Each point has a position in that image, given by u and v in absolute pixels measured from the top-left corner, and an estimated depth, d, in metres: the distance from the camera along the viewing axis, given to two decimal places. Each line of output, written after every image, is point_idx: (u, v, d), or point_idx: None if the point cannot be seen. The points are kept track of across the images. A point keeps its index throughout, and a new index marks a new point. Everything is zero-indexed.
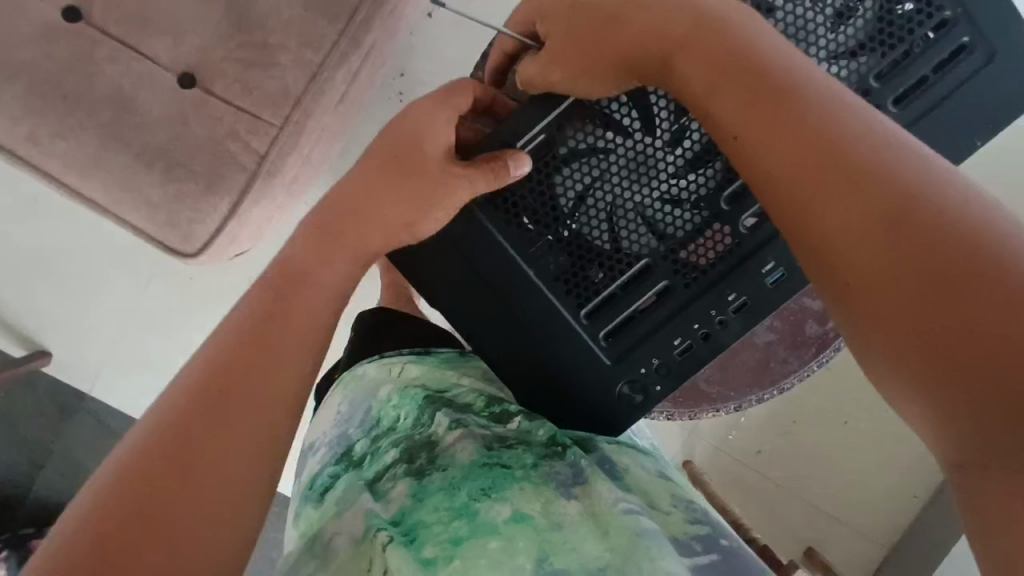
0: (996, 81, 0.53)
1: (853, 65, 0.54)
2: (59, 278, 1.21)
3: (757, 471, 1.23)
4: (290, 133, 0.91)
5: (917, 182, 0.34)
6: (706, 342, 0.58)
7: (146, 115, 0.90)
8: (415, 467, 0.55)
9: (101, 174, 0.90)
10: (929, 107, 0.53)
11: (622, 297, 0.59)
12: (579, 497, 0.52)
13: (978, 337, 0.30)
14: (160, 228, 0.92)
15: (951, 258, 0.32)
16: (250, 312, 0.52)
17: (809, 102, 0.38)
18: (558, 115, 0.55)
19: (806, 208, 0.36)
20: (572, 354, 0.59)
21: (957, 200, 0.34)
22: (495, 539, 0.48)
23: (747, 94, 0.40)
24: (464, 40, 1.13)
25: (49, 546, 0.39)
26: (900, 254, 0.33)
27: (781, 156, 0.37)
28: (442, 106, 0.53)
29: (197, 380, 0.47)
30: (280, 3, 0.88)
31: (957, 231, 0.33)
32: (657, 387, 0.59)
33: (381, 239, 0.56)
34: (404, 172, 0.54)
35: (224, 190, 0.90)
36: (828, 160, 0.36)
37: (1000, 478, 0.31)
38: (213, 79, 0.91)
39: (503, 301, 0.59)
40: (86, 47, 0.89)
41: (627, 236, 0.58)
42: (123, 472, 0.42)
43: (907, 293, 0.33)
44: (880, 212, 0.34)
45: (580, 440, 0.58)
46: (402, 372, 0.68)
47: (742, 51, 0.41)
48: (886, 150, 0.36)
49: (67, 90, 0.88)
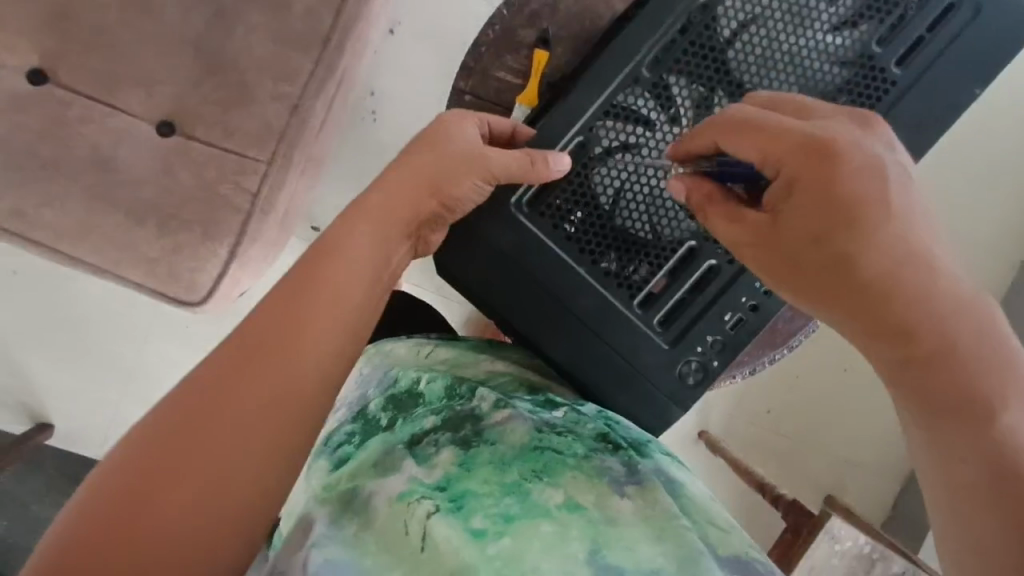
0: (987, 31, 0.58)
1: (854, 35, 0.60)
2: (52, 345, 1.18)
3: (771, 431, 1.26)
4: (279, 167, 0.89)
5: (960, 333, 0.40)
6: (756, 314, 0.61)
7: (130, 170, 0.89)
8: (460, 437, 0.52)
9: (94, 236, 0.89)
10: (929, 64, 0.59)
11: (670, 283, 0.62)
12: (632, 497, 0.49)
13: (991, 470, 0.39)
14: (162, 282, 0.91)
15: (971, 398, 0.40)
16: (287, 295, 0.49)
17: (882, 247, 0.40)
18: (588, 120, 0.61)
19: (875, 335, 0.42)
20: (634, 343, 0.61)
21: (987, 346, 0.40)
22: (547, 522, 0.46)
23: (831, 233, 0.41)
24: (432, 51, 1.13)
25: (72, 513, 0.43)
26: (944, 384, 0.40)
27: (841, 292, 0.42)
28: (465, 115, 0.59)
29: (213, 369, 0.46)
30: (251, 42, 0.87)
31: (983, 372, 0.40)
32: (715, 362, 0.62)
33: (410, 209, 0.54)
34: (437, 149, 0.56)
35: (222, 235, 0.89)
36: (886, 309, 0.41)
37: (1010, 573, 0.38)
38: (192, 124, 0.89)
39: (559, 301, 0.61)
40: (57, 110, 0.88)
41: (666, 224, 0.63)
42: (137, 454, 0.44)
43: (932, 423, 0.41)
44: (911, 358, 0.41)
45: (637, 443, 0.55)
46: (430, 352, 0.64)
47: (849, 192, 0.41)
48: (940, 300, 0.40)
49: (46, 156, 0.87)
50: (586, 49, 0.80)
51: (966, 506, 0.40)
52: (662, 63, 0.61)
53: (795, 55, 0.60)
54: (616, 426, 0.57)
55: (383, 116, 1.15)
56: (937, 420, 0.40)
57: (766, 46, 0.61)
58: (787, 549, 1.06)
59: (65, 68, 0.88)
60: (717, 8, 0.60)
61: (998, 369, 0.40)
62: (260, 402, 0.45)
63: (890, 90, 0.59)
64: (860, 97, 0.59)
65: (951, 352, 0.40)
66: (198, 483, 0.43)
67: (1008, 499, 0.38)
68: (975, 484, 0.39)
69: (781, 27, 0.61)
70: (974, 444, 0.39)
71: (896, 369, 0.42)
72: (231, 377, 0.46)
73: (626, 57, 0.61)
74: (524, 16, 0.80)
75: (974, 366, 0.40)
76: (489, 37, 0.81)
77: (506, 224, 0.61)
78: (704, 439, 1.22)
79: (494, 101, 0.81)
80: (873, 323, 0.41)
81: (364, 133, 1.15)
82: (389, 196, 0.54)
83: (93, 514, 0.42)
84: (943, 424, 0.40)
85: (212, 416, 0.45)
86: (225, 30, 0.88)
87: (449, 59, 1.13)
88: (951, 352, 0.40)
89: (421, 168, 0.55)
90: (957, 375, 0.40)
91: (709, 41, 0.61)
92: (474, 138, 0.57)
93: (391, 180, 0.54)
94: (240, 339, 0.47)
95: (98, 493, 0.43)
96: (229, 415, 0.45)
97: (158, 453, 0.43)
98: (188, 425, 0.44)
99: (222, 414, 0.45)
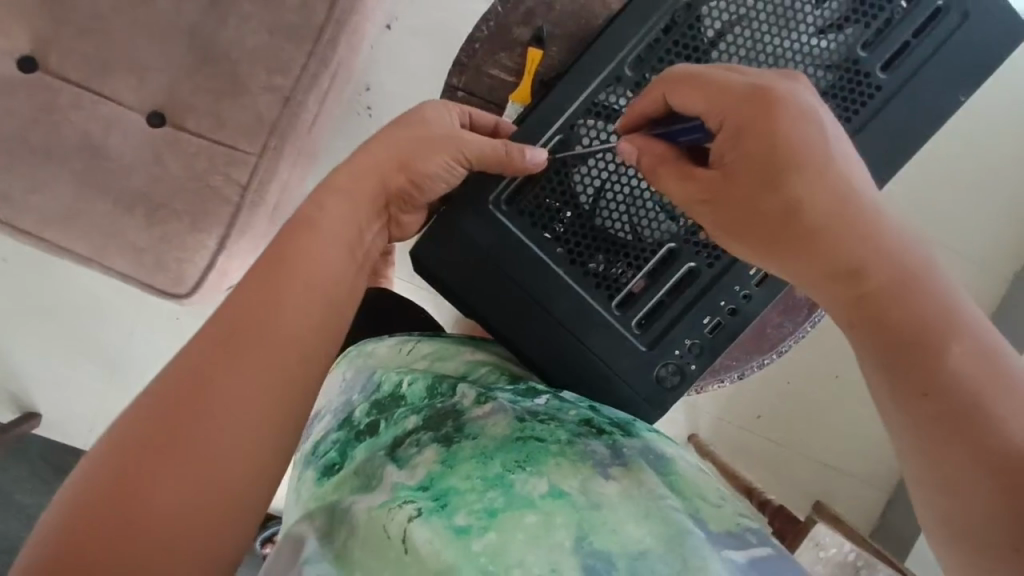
0: (972, 39, 0.58)
1: (839, 38, 0.60)
2: (40, 335, 1.18)
3: (760, 436, 1.25)
4: (269, 159, 0.88)
5: (911, 268, 0.40)
6: (735, 316, 0.61)
7: (119, 159, 0.88)
8: (441, 434, 0.51)
9: (81, 224, 0.88)
10: (914, 70, 0.59)
11: (651, 284, 0.62)
12: (618, 478, 0.48)
13: (952, 402, 0.37)
14: (149, 273, 0.90)
15: (923, 326, 0.39)
16: (255, 276, 0.49)
17: (824, 192, 0.42)
18: (567, 119, 0.61)
19: (822, 287, 0.43)
20: (612, 345, 0.61)
21: (941, 285, 0.40)
22: (531, 512, 0.45)
23: (780, 182, 0.42)
24: (428, 48, 1.12)
25: (47, 526, 0.41)
26: (897, 321, 0.39)
27: (794, 244, 0.43)
28: (449, 104, 0.61)
29: (189, 367, 0.45)
30: (244, 33, 0.87)
31: (935, 302, 0.39)
32: (692, 365, 0.61)
33: (376, 186, 0.56)
34: (411, 130, 0.57)
35: (211, 225, 0.88)
36: (830, 252, 0.42)
37: (995, 503, 0.36)
38: (184, 114, 0.89)
39: (537, 299, 0.60)
40: (48, 97, 0.87)
41: (646, 226, 0.62)
42: (110, 459, 0.42)
43: (889, 359, 0.39)
44: (856, 299, 0.41)
45: (622, 424, 0.55)
46: (413, 348, 0.63)
47: (794, 144, 0.42)
48: (884, 241, 0.41)
49: (34, 142, 0.86)
50: (580, 47, 0.80)
51: (937, 448, 0.38)
52: (645, 62, 0.61)
53: (780, 56, 0.60)
54: (601, 409, 0.57)
55: (378, 111, 1.14)
56: (893, 355, 0.39)
57: (751, 47, 0.60)
58: None
59: (57, 55, 0.88)
60: (702, 8, 0.60)
61: (948, 301, 0.39)
62: (246, 388, 0.45)
63: (875, 95, 0.59)
64: (845, 100, 0.59)
65: (902, 281, 0.40)
66: (190, 466, 0.42)
67: (973, 430, 0.37)
68: (942, 422, 0.37)
69: (766, 28, 0.60)
70: (929, 376, 0.38)
71: (850, 312, 0.41)
72: (219, 362, 0.45)
73: (609, 55, 0.61)
74: (518, 13, 0.79)
75: (924, 295, 0.40)
76: (483, 34, 0.80)
77: (488, 224, 0.60)
78: (693, 442, 1.22)
79: (487, 99, 0.81)
80: (826, 263, 0.42)
81: (358, 128, 1.14)
82: (361, 169, 0.56)
83: (83, 509, 0.40)
84: (900, 360, 0.39)
85: (201, 402, 0.44)
86: (218, 20, 0.87)
87: (445, 57, 1.12)
88: (901, 282, 0.40)
89: (396, 143, 0.57)
90: (910, 308, 0.39)
91: (693, 41, 0.61)
92: (449, 121, 0.58)
93: (365, 154, 0.56)
94: (220, 325, 0.47)
95: (86, 488, 0.41)
96: (218, 401, 0.44)
97: (134, 454, 0.42)
98: (164, 426, 0.43)
99: (213, 398, 0.44)
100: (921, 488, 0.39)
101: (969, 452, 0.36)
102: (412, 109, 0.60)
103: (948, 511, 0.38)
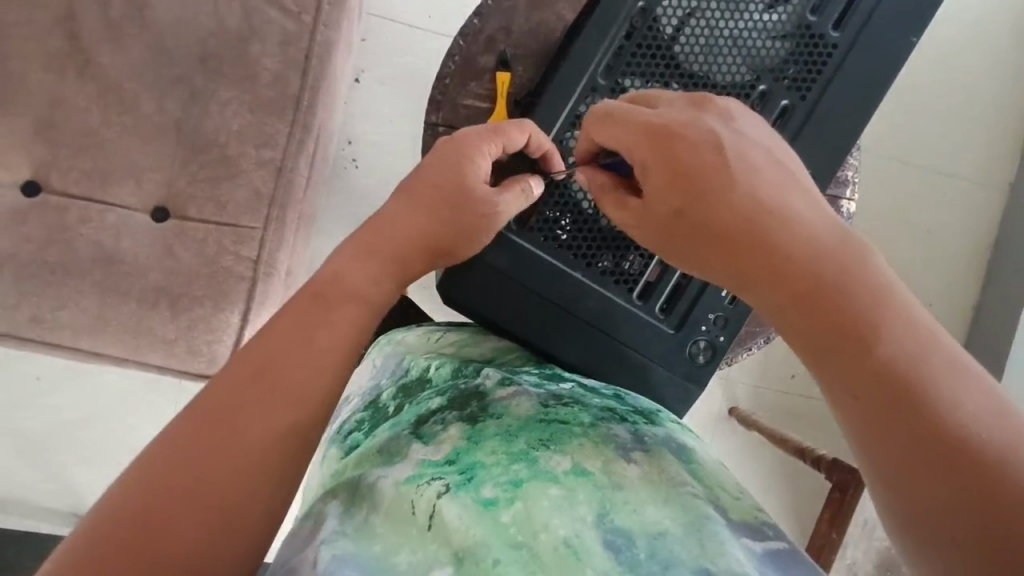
0: None
1: (787, 9, 0.63)
2: (84, 442, 1.20)
3: (798, 394, 1.26)
4: (275, 229, 0.92)
5: (834, 272, 0.43)
6: None
7: (134, 259, 0.91)
8: (466, 414, 0.53)
9: (111, 329, 0.91)
10: (864, 21, 0.62)
11: (663, 271, 0.65)
12: (640, 462, 0.49)
13: (877, 392, 0.40)
14: (181, 360, 0.93)
15: (848, 325, 0.42)
16: (287, 317, 0.50)
17: (741, 198, 0.46)
18: (557, 134, 0.64)
19: (752, 285, 0.46)
20: (642, 335, 0.64)
21: (869, 282, 0.43)
22: (555, 486, 0.45)
23: (703, 197, 0.46)
24: (397, 93, 1.16)
25: (72, 537, 0.40)
26: (833, 309, 0.43)
27: (715, 252, 0.47)
28: (462, 149, 0.58)
29: (234, 404, 0.45)
30: (228, 116, 0.91)
31: (857, 297, 0.42)
32: (721, 337, 0.65)
33: (421, 257, 0.56)
34: (443, 198, 0.57)
35: (232, 303, 0.92)
36: (756, 251, 0.45)
37: (919, 488, 0.38)
38: (185, 205, 0.92)
39: (562, 306, 0.63)
40: (56, 215, 0.90)
41: None
42: (139, 484, 0.41)
43: (814, 353, 0.43)
44: (797, 297, 0.44)
45: (646, 413, 0.57)
46: (439, 336, 0.67)
47: (699, 168, 0.47)
48: (810, 243, 0.44)
49: (53, 263, 0.90)
50: (545, 63, 0.83)
51: (875, 446, 0.40)
52: (614, 69, 0.64)
53: (737, 38, 0.64)
54: (625, 399, 0.59)
55: (364, 162, 1.17)
56: (826, 362, 0.43)
57: (708, 35, 0.64)
58: (838, 509, 0.95)
59: (56, 175, 0.91)
60: (656, 9, 0.64)
61: (876, 301, 0.42)
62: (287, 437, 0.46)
63: (832, 53, 0.62)
64: (804, 64, 0.62)
65: (819, 287, 0.43)
66: (217, 502, 0.42)
67: (903, 419, 0.39)
68: (879, 418, 0.40)
69: (719, 14, 0.64)
70: (856, 375, 0.41)
71: (791, 304, 0.44)
72: (262, 394, 0.46)
73: (581, 67, 0.63)
74: (480, 43, 0.83)
75: (846, 294, 0.42)
76: (451, 69, 0.83)
77: (507, 249, 0.63)
78: (736, 415, 1.22)
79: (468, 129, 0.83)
80: (752, 267, 0.46)
81: (348, 182, 1.16)
82: (398, 235, 0.55)
83: (107, 535, 0.39)
84: (836, 352, 0.42)
85: (232, 437, 0.44)
86: (201, 110, 0.91)
87: (415, 99, 1.17)
88: (822, 282, 0.43)
89: (425, 207, 0.57)
90: (837, 306, 0.42)
91: (654, 41, 0.64)
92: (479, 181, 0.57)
93: (407, 205, 0.57)
94: (265, 366, 0.47)
95: (110, 512, 0.40)
96: (248, 437, 0.44)
97: (163, 479, 0.41)
98: (198, 459, 0.43)
99: (246, 437, 0.44)
100: (867, 473, 0.41)
101: (906, 443, 0.39)
102: (423, 167, 0.59)
103: (898, 512, 0.39)
